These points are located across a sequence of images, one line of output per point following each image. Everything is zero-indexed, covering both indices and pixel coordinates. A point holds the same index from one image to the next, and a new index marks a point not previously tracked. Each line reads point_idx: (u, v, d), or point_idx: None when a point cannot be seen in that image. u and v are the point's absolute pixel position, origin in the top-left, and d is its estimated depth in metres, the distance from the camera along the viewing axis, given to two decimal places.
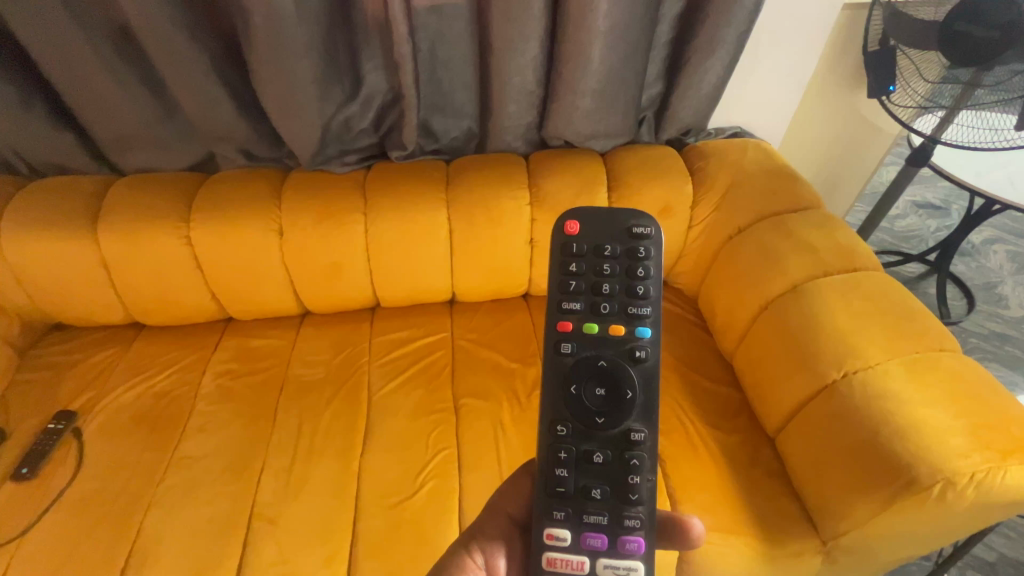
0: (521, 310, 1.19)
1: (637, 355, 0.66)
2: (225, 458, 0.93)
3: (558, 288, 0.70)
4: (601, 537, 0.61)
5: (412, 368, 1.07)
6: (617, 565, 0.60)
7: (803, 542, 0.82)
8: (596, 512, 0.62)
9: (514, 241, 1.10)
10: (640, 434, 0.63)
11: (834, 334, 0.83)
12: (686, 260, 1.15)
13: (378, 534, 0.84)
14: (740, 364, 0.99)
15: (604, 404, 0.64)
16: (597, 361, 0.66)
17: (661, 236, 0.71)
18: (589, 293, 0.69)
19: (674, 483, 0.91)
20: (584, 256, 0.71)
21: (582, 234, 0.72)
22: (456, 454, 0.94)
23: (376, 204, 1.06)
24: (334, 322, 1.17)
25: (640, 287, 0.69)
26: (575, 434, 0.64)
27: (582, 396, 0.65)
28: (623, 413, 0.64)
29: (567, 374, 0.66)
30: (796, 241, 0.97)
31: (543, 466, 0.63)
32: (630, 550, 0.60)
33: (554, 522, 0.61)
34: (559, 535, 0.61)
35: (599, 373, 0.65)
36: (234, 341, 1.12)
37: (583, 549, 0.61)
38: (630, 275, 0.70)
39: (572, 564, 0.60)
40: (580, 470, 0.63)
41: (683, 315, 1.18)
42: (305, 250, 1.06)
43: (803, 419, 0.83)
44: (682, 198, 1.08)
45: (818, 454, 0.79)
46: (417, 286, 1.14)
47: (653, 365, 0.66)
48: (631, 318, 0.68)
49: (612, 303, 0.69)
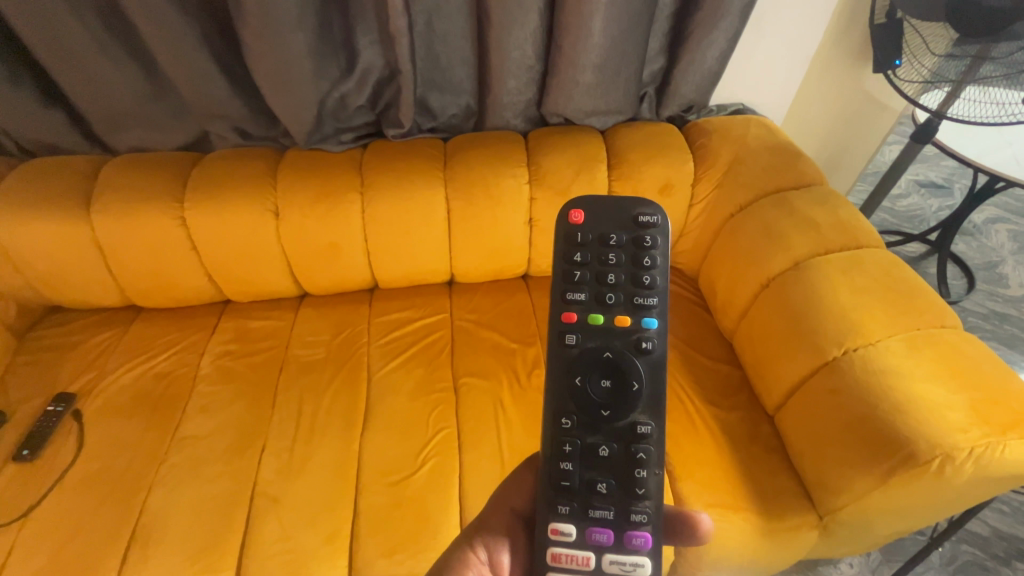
0: (521, 290, 1.18)
1: (643, 346, 0.66)
2: (225, 437, 0.93)
3: (563, 279, 0.70)
4: (606, 532, 0.61)
5: (412, 348, 1.07)
6: (623, 560, 0.60)
7: (800, 517, 0.83)
8: (602, 507, 0.62)
9: (513, 220, 1.09)
10: (647, 427, 0.63)
11: (835, 311, 0.83)
12: (687, 238, 1.14)
13: (380, 512, 0.85)
14: (740, 343, 0.99)
15: (610, 396, 0.64)
16: (603, 352, 0.66)
17: (667, 226, 0.71)
18: (595, 283, 0.69)
19: (673, 460, 0.92)
20: (589, 246, 0.71)
21: (586, 224, 0.71)
22: (456, 433, 0.95)
23: (373, 183, 1.05)
24: (333, 302, 1.17)
25: (647, 277, 0.69)
26: (581, 427, 0.64)
27: (587, 388, 0.65)
28: (629, 406, 0.64)
29: (571, 366, 0.66)
30: (798, 218, 0.96)
31: (548, 461, 0.63)
32: (636, 546, 0.60)
33: (560, 517, 0.61)
34: (563, 530, 0.61)
35: (605, 365, 0.65)
36: (233, 322, 1.12)
37: (589, 544, 0.61)
38: (637, 266, 0.70)
39: (577, 560, 0.60)
40: (585, 464, 0.63)
41: (683, 293, 1.17)
42: (301, 230, 1.05)
43: (803, 396, 0.83)
44: (683, 175, 1.07)
45: (818, 430, 0.79)
46: (416, 266, 1.14)
47: (660, 356, 0.66)
48: (638, 309, 0.68)
49: (618, 294, 0.69)
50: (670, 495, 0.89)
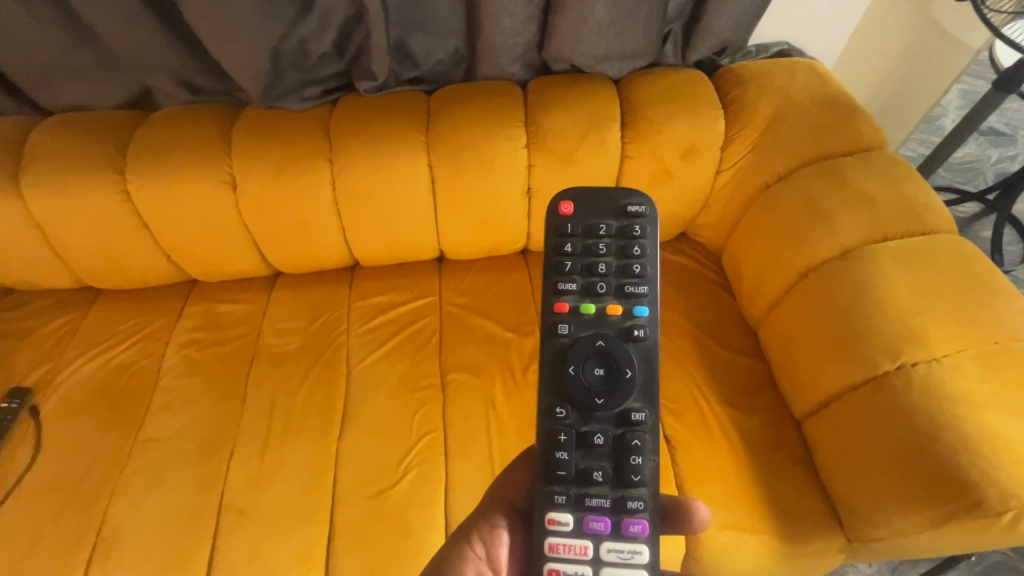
0: (519, 268, 1.05)
1: (633, 335, 0.61)
2: (191, 440, 0.85)
3: (552, 269, 0.64)
4: (603, 520, 0.57)
5: (396, 337, 0.96)
6: (621, 548, 0.57)
7: (827, 540, 0.74)
8: (598, 495, 0.58)
9: (508, 190, 0.94)
10: (641, 414, 0.59)
11: (884, 313, 0.69)
12: (711, 210, 0.98)
13: (359, 527, 0.77)
14: (768, 338, 0.86)
15: (603, 384, 0.60)
16: (595, 341, 0.61)
17: (657, 212, 0.66)
18: (583, 272, 0.64)
19: (685, 471, 0.82)
20: (577, 236, 0.66)
21: (577, 212, 0.66)
22: (443, 437, 0.85)
23: (344, 148, 0.89)
24: (309, 282, 1.05)
25: (636, 264, 0.64)
26: (575, 416, 0.60)
27: (580, 377, 0.60)
28: (623, 394, 0.59)
29: (564, 355, 0.61)
30: (849, 192, 0.79)
31: (542, 449, 0.59)
32: (634, 534, 0.57)
33: (555, 506, 0.57)
34: (560, 521, 0.57)
35: (598, 353, 0.60)
36: (200, 306, 1.01)
37: (586, 534, 0.57)
38: (625, 252, 0.65)
39: (575, 549, 0.56)
40: (581, 452, 0.59)
41: (704, 272, 1.03)
42: (264, 204, 0.91)
43: (840, 410, 0.71)
44: (711, 137, 0.89)
45: (857, 454, 0.68)
46: (399, 243, 1.00)
47: (650, 344, 0.62)
48: (628, 297, 0.63)
49: (607, 282, 0.64)
50: None
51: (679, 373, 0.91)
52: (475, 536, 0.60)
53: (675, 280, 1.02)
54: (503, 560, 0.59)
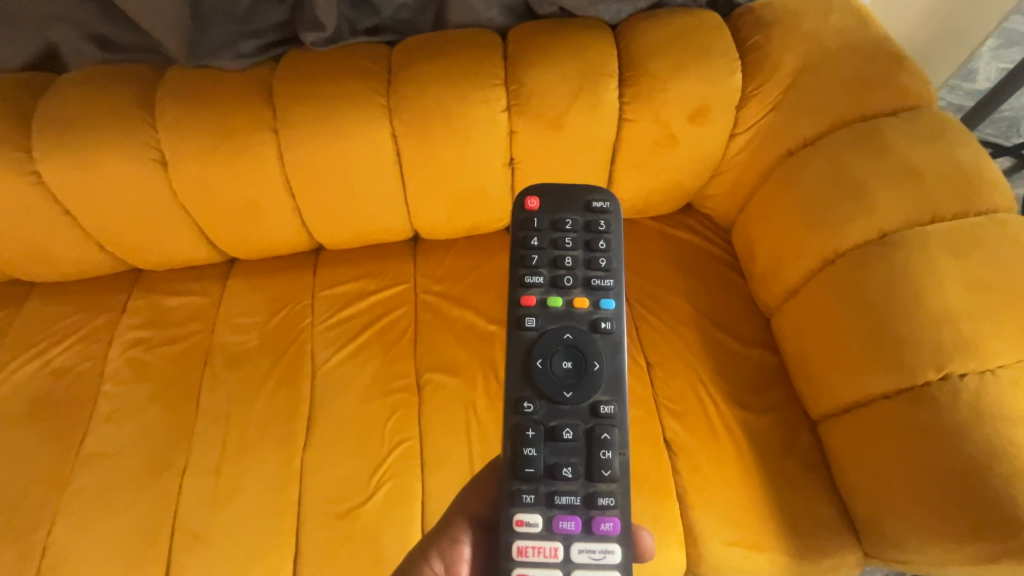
0: (503, 249, 0.92)
1: (601, 327, 0.57)
2: (138, 455, 0.77)
3: (518, 263, 0.59)
4: (573, 518, 0.52)
5: (365, 332, 0.86)
6: (592, 548, 0.52)
7: (841, 557, 0.68)
8: (568, 491, 0.53)
9: (486, 162, 0.80)
10: (610, 407, 0.55)
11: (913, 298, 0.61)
12: (721, 179, 0.85)
13: (327, 550, 0.70)
14: (784, 331, 0.76)
15: (571, 378, 0.55)
16: (562, 334, 0.56)
17: (619, 210, 0.62)
18: (549, 265, 0.59)
19: (687, 480, 0.74)
20: (543, 231, 0.60)
21: (542, 211, 0.61)
22: (419, 446, 0.77)
23: (289, 115, 0.75)
24: (267, 270, 0.93)
25: (602, 258, 0.60)
26: (543, 411, 0.55)
27: (547, 369, 0.55)
28: (591, 387, 0.55)
29: (530, 348, 0.56)
30: (891, 162, 0.66)
31: (509, 445, 0.54)
32: (605, 533, 0.52)
33: (524, 506, 0.52)
34: (528, 520, 0.52)
35: (565, 346, 0.56)
36: (145, 300, 0.90)
37: (556, 534, 0.52)
38: (590, 246, 0.60)
39: (545, 552, 0.51)
40: (549, 447, 0.54)
41: (711, 250, 0.91)
42: (202, 184, 0.79)
43: (873, 422, 0.63)
44: (725, 95, 0.75)
45: (895, 467, 0.61)
46: (365, 224, 0.88)
47: (618, 337, 0.57)
48: (594, 290, 0.58)
49: (574, 275, 0.59)
50: (679, 527, 0.71)
51: (681, 368, 0.81)
52: (438, 558, 0.54)
53: (679, 260, 0.90)
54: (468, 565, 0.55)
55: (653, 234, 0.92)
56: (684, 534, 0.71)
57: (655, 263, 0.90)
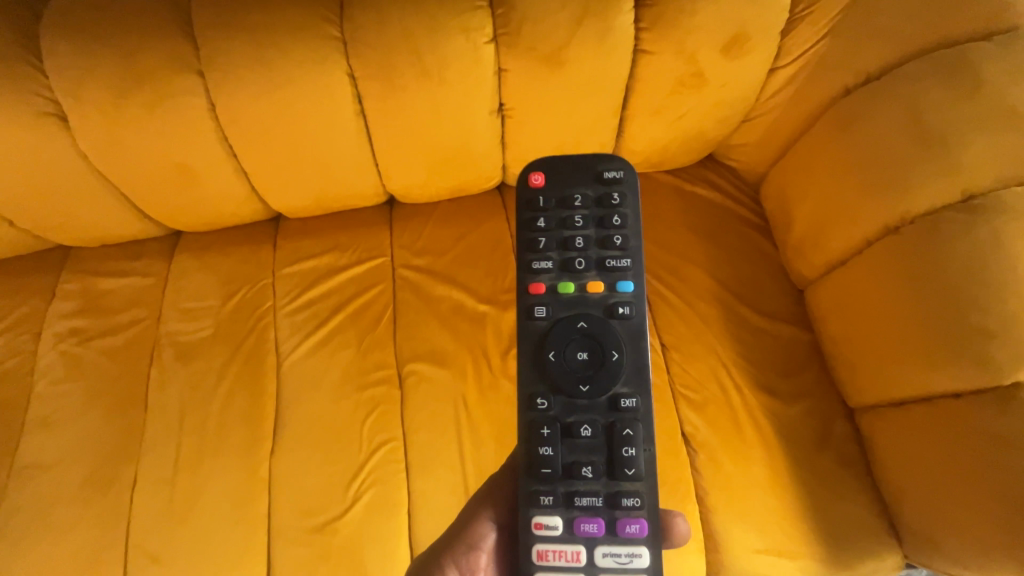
0: (493, 213, 0.79)
1: (618, 312, 0.46)
2: (81, 467, 0.67)
3: (523, 247, 0.48)
4: (595, 519, 0.43)
5: (335, 316, 0.74)
6: (618, 551, 0.42)
7: (879, 561, 0.61)
8: (588, 491, 0.43)
9: (469, 109, 0.65)
10: (632, 400, 0.44)
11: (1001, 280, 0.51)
12: (755, 124, 0.70)
13: (302, 568, 0.62)
14: (824, 306, 0.66)
15: (588, 371, 0.45)
16: (576, 323, 0.45)
17: (637, 180, 0.49)
18: (557, 246, 0.48)
19: (709, 481, 0.65)
20: (550, 209, 0.48)
21: (551, 187, 0.49)
22: (402, 448, 0.67)
23: (217, 54, 0.59)
24: (218, 243, 0.79)
25: (617, 234, 0.47)
26: (559, 406, 0.45)
27: (562, 362, 0.45)
28: (610, 379, 0.44)
29: (541, 340, 0.46)
30: (984, 104, 0.54)
31: (522, 444, 0.44)
32: (631, 535, 0.42)
33: (541, 507, 0.43)
34: (546, 522, 0.43)
35: (580, 336, 0.45)
36: (76, 282, 0.77)
37: (578, 537, 0.43)
38: (603, 222, 0.48)
39: (566, 557, 0.42)
40: (567, 445, 0.44)
41: (736, 210, 0.77)
42: (117, 144, 0.64)
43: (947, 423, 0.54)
44: (769, 16, 0.60)
45: (968, 474, 0.53)
46: (328, 188, 0.73)
47: (640, 323, 0.45)
48: (610, 272, 0.47)
49: (585, 256, 0.47)
50: (699, 533, 0.64)
51: (701, 353, 0.70)
52: (450, 561, 0.44)
53: (699, 223, 0.77)
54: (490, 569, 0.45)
55: (669, 191, 0.78)
56: (704, 540, 0.64)
57: (671, 227, 0.77)
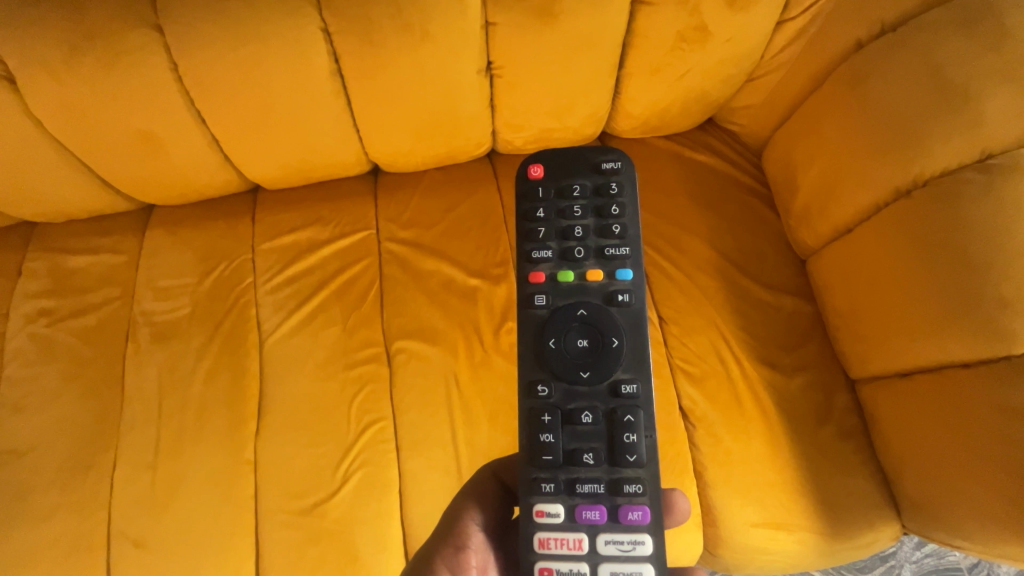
0: (484, 182, 0.75)
1: (618, 299, 0.44)
2: (58, 453, 0.65)
3: (522, 237, 0.46)
4: (597, 506, 0.40)
5: (319, 293, 0.71)
6: (620, 539, 0.40)
7: (877, 532, 0.60)
8: (590, 477, 0.41)
9: (454, 68, 0.61)
10: (632, 386, 0.42)
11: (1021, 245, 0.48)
12: (759, 83, 0.66)
13: (291, 550, 0.61)
14: (829, 276, 0.63)
15: (588, 358, 0.42)
16: (575, 311, 0.43)
17: (633, 173, 0.47)
18: (556, 234, 0.46)
19: (706, 457, 0.63)
20: (549, 200, 0.46)
21: (552, 179, 0.47)
22: (392, 428, 0.65)
23: (176, 7, 0.55)
24: (193, 217, 0.75)
25: (616, 222, 0.45)
26: (559, 394, 0.42)
27: (562, 349, 0.43)
28: (610, 365, 0.42)
29: (541, 328, 0.43)
30: (1008, 56, 0.50)
31: (522, 432, 0.42)
32: (633, 522, 0.40)
33: (542, 495, 0.41)
34: (548, 510, 0.40)
35: (580, 322, 0.43)
36: (44, 260, 0.73)
37: (579, 525, 0.40)
38: (602, 211, 0.46)
39: (568, 545, 0.40)
40: (568, 432, 0.42)
41: (738, 176, 0.74)
42: (76, 109, 0.60)
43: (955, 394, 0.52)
44: None
45: (971, 446, 0.51)
46: (306, 156, 0.69)
47: (640, 309, 0.43)
48: (609, 259, 0.45)
49: (584, 244, 0.45)
50: (696, 508, 0.63)
51: (700, 325, 0.68)
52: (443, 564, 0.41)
53: (699, 191, 0.73)
54: (485, 568, 0.42)
55: (667, 157, 0.75)
56: (701, 514, 0.63)
57: (669, 196, 0.73)
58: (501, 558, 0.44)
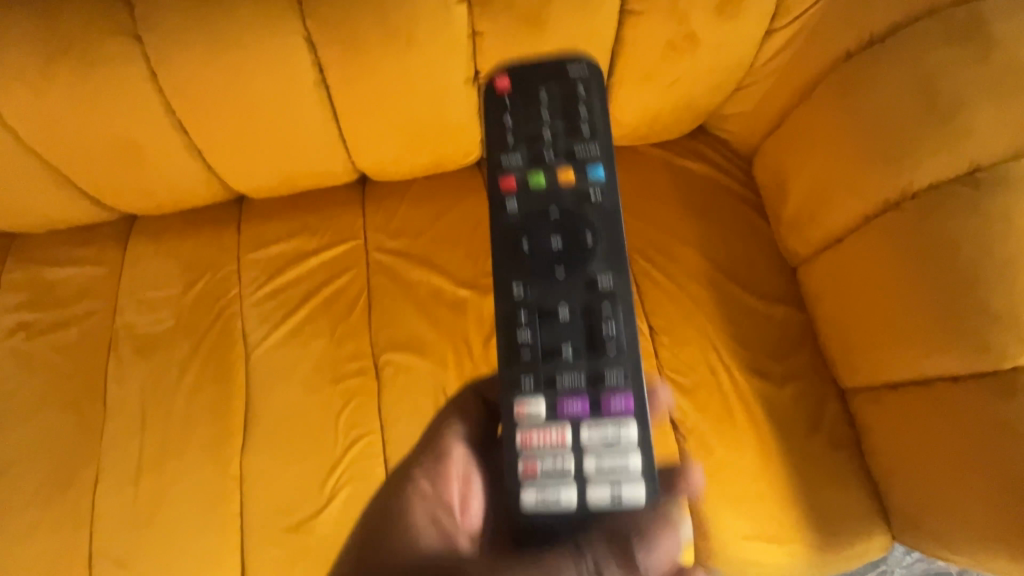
0: (473, 190, 0.74)
1: (590, 198, 0.43)
2: (37, 470, 0.64)
3: (491, 142, 0.45)
4: (579, 398, 0.40)
5: (306, 304, 0.70)
6: (605, 427, 0.39)
7: (867, 543, 0.60)
8: (570, 369, 0.40)
9: (441, 77, 0.60)
10: (607, 279, 0.42)
11: (1007, 260, 0.48)
12: (749, 92, 0.66)
13: (278, 568, 0.60)
14: (818, 285, 0.63)
15: (564, 255, 0.42)
16: (548, 212, 0.43)
17: (599, 71, 0.46)
18: (525, 138, 0.44)
19: (698, 469, 0.63)
20: (516, 108, 0.45)
21: (519, 92, 0.45)
22: (380, 442, 0.64)
23: (157, 16, 0.54)
24: (177, 226, 0.74)
25: (585, 126, 0.45)
26: (536, 294, 0.42)
27: (537, 251, 0.42)
28: (586, 260, 0.42)
29: (515, 236, 0.43)
30: (995, 70, 0.50)
31: (500, 335, 0.41)
32: (616, 411, 0.39)
33: (524, 393, 0.40)
34: (531, 405, 0.40)
35: (555, 225, 0.42)
36: (24, 272, 0.72)
37: (562, 418, 0.40)
38: (570, 112, 0.45)
39: (553, 438, 0.39)
40: (546, 330, 0.41)
41: (728, 184, 0.73)
42: (54, 118, 0.58)
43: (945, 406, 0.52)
44: None
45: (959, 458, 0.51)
46: (292, 167, 0.68)
47: (613, 206, 0.43)
48: (580, 158, 0.44)
49: (555, 148, 0.44)
50: (688, 521, 0.62)
51: (690, 335, 0.67)
52: (422, 475, 0.39)
53: (689, 198, 0.73)
54: (468, 478, 0.40)
55: (657, 165, 0.74)
56: (693, 527, 0.62)
57: (659, 204, 0.72)
58: (484, 465, 0.42)
